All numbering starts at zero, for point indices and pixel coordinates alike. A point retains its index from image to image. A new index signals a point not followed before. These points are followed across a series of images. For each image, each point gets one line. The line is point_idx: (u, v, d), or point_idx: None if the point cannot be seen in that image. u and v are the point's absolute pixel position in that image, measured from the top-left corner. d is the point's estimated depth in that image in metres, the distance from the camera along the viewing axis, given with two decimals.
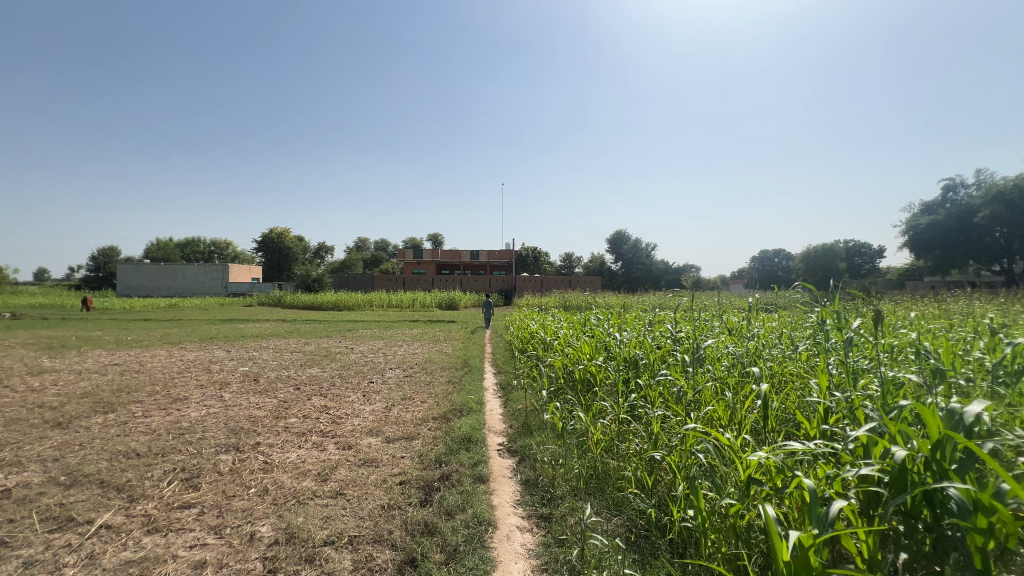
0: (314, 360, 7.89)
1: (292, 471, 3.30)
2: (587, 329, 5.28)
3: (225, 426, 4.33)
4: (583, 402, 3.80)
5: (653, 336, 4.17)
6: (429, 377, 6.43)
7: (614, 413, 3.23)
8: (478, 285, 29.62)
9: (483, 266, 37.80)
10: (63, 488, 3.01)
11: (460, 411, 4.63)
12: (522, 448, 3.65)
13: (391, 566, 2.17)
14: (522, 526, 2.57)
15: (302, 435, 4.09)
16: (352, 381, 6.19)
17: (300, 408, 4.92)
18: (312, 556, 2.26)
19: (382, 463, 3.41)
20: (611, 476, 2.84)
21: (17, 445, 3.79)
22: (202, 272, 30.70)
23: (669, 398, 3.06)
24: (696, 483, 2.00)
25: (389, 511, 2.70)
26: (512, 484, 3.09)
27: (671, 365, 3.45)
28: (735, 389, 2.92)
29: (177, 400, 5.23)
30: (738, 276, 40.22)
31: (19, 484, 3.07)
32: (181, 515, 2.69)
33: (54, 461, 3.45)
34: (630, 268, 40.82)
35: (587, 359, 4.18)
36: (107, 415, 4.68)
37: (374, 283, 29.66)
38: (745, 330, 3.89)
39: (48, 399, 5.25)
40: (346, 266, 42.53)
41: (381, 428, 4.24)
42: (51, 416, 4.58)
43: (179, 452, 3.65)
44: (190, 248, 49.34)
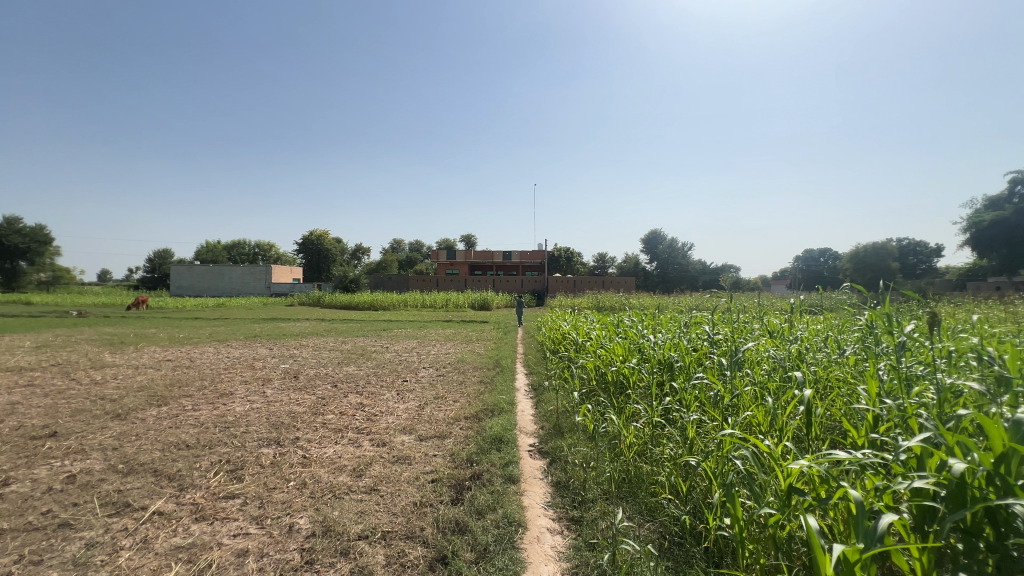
0: (351, 358, 8.11)
1: (329, 466, 3.40)
2: (620, 331, 5.20)
3: (267, 421, 4.52)
4: (616, 404, 3.74)
5: (689, 338, 4.07)
6: (462, 376, 6.51)
7: (647, 417, 3.16)
8: (511, 286, 29.76)
9: (516, 267, 37.88)
10: (121, 475, 3.21)
11: (491, 411, 4.66)
12: (554, 449, 3.63)
13: (422, 563, 2.20)
14: (553, 528, 2.55)
15: (339, 431, 4.21)
16: (386, 380, 6.33)
17: (337, 405, 5.07)
18: (347, 550, 2.32)
19: (415, 461, 3.46)
20: (644, 481, 2.79)
21: (82, 434, 4.08)
22: (247, 273, 32.09)
23: (705, 402, 2.97)
24: (733, 490, 1.93)
25: (421, 508, 2.74)
26: (542, 486, 3.08)
27: (707, 368, 3.35)
28: (776, 394, 2.81)
29: (224, 395, 5.49)
30: (779, 276, 38.69)
31: (82, 470, 3.29)
32: (226, 504, 2.82)
33: (113, 450, 3.69)
34: (666, 268, 40.04)
35: (620, 361, 4.11)
36: (160, 407, 4.97)
37: (408, 283, 30.22)
38: (787, 333, 3.73)
39: (108, 392, 5.62)
40: (382, 266, 43.48)
41: (414, 426, 4.31)
42: (111, 408, 4.90)
43: (225, 444, 3.83)
44: (238, 250, 52.00)
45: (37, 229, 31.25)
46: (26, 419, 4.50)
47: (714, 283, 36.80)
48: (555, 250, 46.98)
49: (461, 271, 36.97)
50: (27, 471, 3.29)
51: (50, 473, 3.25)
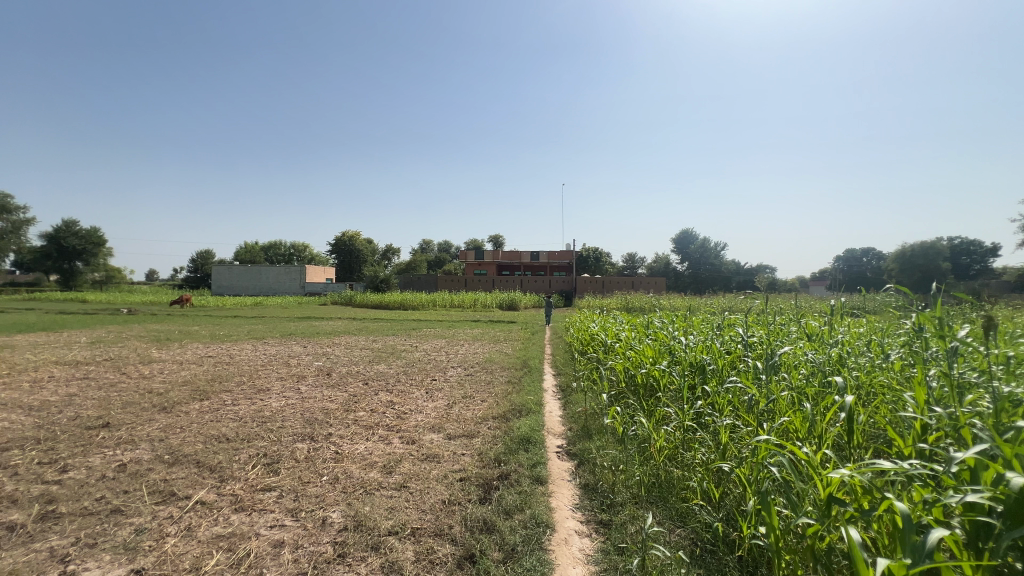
0: (382, 357, 8.28)
1: (360, 462, 3.48)
2: (650, 333, 5.11)
3: (302, 416, 4.66)
4: (645, 407, 3.68)
5: (722, 340, 3.96)
6: (489, 376, 6.54)
7: (678, 420, 3.10)
8: (539, 286, 29.70)
9: (544, 267, 37.81)
10: (167, 465, 3.37)
11: (519, 412, 4.66)
12: (582, 452, 3.60)
13: (451, 561, 2.22)
14: (581, 530, 2.53)
15: (370, 428, 4.30)
16: (415, 379, 6.42)
17: (368, 403, 5.18)
18: (377, 545, 2.37)
19: (444, 459, 3.50)
20: (675, 486, 2.74)
21: (132, 425, 4.31)
22: (283, 272, 33.13)
23: (739, 407, 2.89)
24: (769, 498, 1.86)
25: (449, 506, 2.77)
26: (570, 488, 3.06)
27: (741, 371, 3.26)
28: (814, 400, 2.70)
29: (261, 391, 5.70)
30: (818, 277, 37.21)
31: (132, 460, 3.48)
32: (263, 496, 2.92)
33: (160, 441, 3.88)
34: (698, 268, 39.11)
35: (650, 363, 4.04)
36: (202, 401, 5.20)
37: (437, 283, 30.57)
38: (827, 337, 3.58)
39: (155, 385, 5.91)
40: (412, 266, 44.12)
41: (443, 424, 4.36)
42: (158, 401, 5.15)
43: (262, 438, 3.97)
44: (275, 250, 53.91)
45: (92, 231, 33.19)
46: (82, 410, 4.79)
47: (748, 283, 35.70)
48: (583, 250, 46.61)
49: (489, 271, 37.17)
50: (82, 459, 3.50)
51: (103, 461, 3.45)
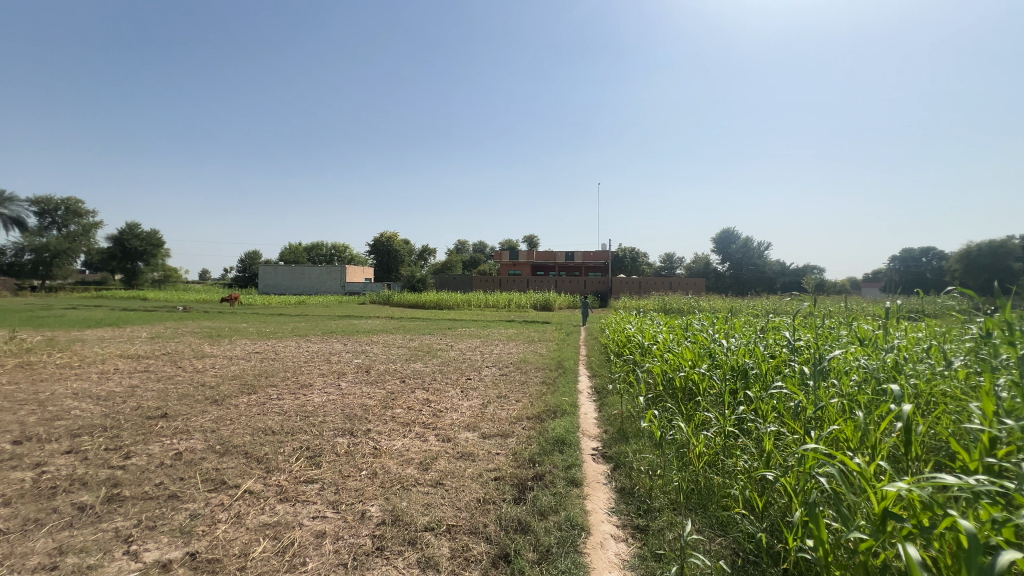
0: (418, 355, 8.44)
1: (398, 458, 3.56)
2: (689, 335, 4.97)
3: (342, 412, 4.81)
4: (684, 411, 3.59)
5: (766, 344, 3.81)
6: (524, 376, 6.54)
7: (718, 426, 3.00)
8: (574, 287, 29.45)
9: (579, 267, 37.48)
10: (218, 455, 3.56)
11: (554, 413, 4.64)
12: (618, 455, 3.55)
13: (486, 559, 2.24)
14: (617, 534, 2.50)
15: (407, 425, 4.39)
16: (450, 377, 6.50)
17: (405, 400, 5.29)
18: (414, 540, 2.42)
19: (479, 458, 3.53)
20: (715, 493, 2.66)
21: (187, 416, 4.58)
22: (325, 272, 34.27)
23: (784, 413, 2.77)
24: (816, 511, 1.78)
25: (484, 505, 2.79)
26: (606, 491, 3.02)
27: (786, 377, 3.12)
28: (867, 409, 2.56)
29: (304, 386, 5.93)
30: (872, 277, 35.15)
31: (187, 449, 3.69)
32: (306, 488, 3.04)
33: (212, 432, 4.10)
34: (739, 268, 37.76)
35: (689, 366, 3.93)
36: (250, 395, 5.46)
37: (472, 283, 30.83)
38: (881, 341, 3.38)
39: (207, 379, 6.25)
40: (448, 266, 44.67)
41: (478, 423, 4.40)
42: (210, 394, 5.45)
43: (305, 432, 4.13)
44: (317, 250, 55.88)
45: (150, 235, 35.30)
46: (143, 401, 5.12)
47: (794, 285, 34.14)
48: (619, 250, 45.88)
49: (523, 271, 37.20)
50: (143, 446, 3.74)
51: (161, 449, 3.68)
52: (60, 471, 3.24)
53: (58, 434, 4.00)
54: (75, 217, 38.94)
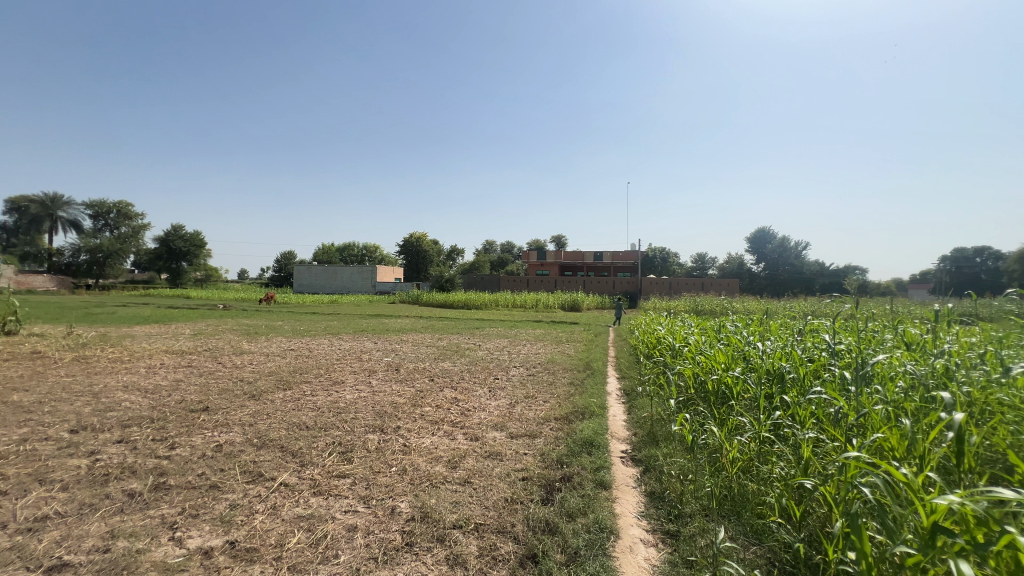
0: (447, 354, 8.53)
1: (427, 455, 3.61)
2: (722, 337, 4.84)
3: (373, 409, 4.91)
4: (716, 415, 3.50)
5: (804, 347, 3.67)
6: (552, 377, 6.52)
7: (753, 431, 2.91)
8: (602, 288, 29.14)
9: (607, 267, 37.08)
10: (256, 448, 3.69)
11: (582, 414, 4.60)
12: (647, 458, 3.50)
13: (513, 559, 2.24)
14: (647, 539, 2.46)
15: (435, 423, 4.44)
16: (478, 377, 6.54)
17: (434, 398, 5.36)
18: (442, 537, 2.44)
19: (506, 458, 3.54)
20: (749, 501, 2.59)
21: (227, 410, 4.77)
22: (356, 272, 35.09)
23: (824, 419, 2.66)
24: (859, 522, 1.70)
25: (512, 504, 2.79)
26: (635, 494, 2.98)
27: (826, 381, 3.00)
28: (914, 416, 2.43)
29: (336, 383, 6.09)
30: (919, 279, 33.37)
31: (227, 441, 3.85)
32: (339, 482, 3.12)
33: (249, 426, 4.26)
34: (775, 269, 36.56)
35: (722, 369, 3.82)
36: (286, 390, 5.65)
37: (500, 283, 30.92)
38: (929, 346, 3.20)
39: (246, 375, 6.49)
40: (476, 266, 44.93)
41: (506, 423, 4.41)
42: (248, 389, 5.67)
43: (337, 428, 4.23)
44: (349, 250, 57.27)
45: (193, 236, 36.90)
46: (187, 394, 5.36)
47: (833, 286, 32.79)
48: (649, 250, 45.14)
49: (551, 271, 37.07)
50: (187, 438, 3.92)
51: (203, 441, 3.85)
52: (112, 459, 3.43)
53: (110, 424, 4.24)
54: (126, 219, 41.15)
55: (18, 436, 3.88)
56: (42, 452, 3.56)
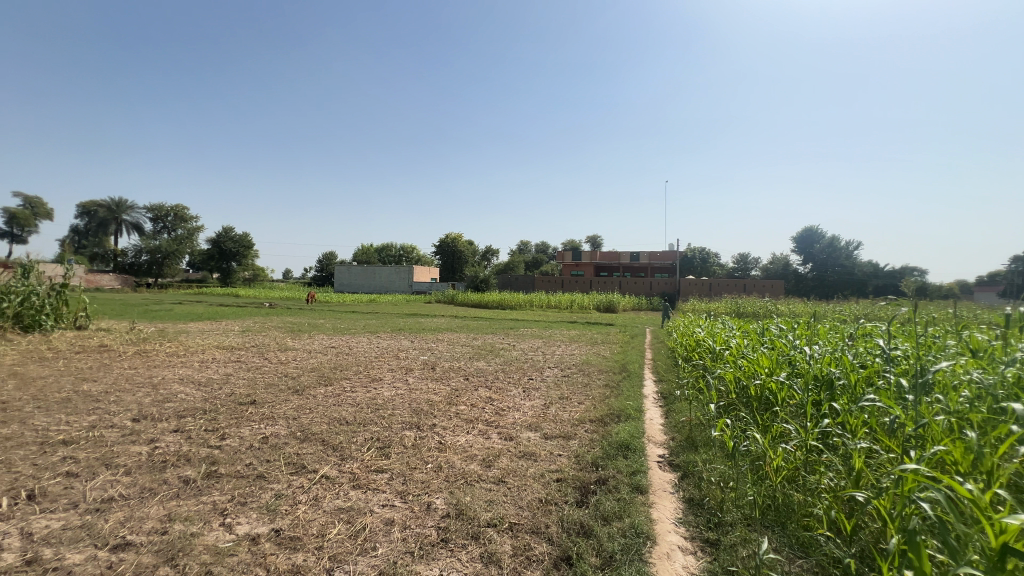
0: (482, 354, 8.60)
1: (462, 454, 3.65)
2: (766, 341, 4.64)
3: (410, 406, 5.02)
4: (759, 422, 3.38)
5: (856, 353, 3.48)
6: (587, 379, 6.45)
7: (799, 439, 2.78)
8: (639, 288, 28.60)
9: (644, 267, 36.43)
10: (299, 441, 3.84)
11: (618, 417, 4.53)
12: (686, 463, 3.41)
13: (548, 560, 2.24)
14: (686, 547, 2.39)
15: (470, 422, 4.49)
16: (513, 377, 6.56)
17: (469, 397, 5.41)
18: (477, 534, 2.47)
19: (541, 458, 3.54)
20: (795, 511, 2.48)
21: (273, 403, 5.00)
22: (394, 272, 35.94)
23: (877, 429, 2.51)
24: (916, 539, 1.60)
25: (546, 505, 2.79)
26: (673, 500, 2.91)
27: (880, 389, 2.83)
28: (980, 429, 2.26)
29: (375, 380, 6.25)
30: (987, 281, 31.00)
31: (273, 434, 4.02)
32: (377, 477, 3.20)
33: (293, 419, 4.44)
34: (823, 270, 34.87)
35: (765, 374, 3.67)
36: (327, 386, 5.86)
37: (534, 284, 30.91)
38: (999, 353, 2.97)
39: (290, 370, 6.77)
40: (510, 266, 45.07)
41: (540, 423, 4.40)
42: (292, 384, 5.91)
43: (375, 424, 4.34)
44: (387, 250, 58.64)
45: (242, 237, 38.80)
46: (236, 388, 5.64)
47: (888, 288, 30.94)
48: (688, 250, 44.04)
49: (587, 271, 36.71)
50: (236, 429, 4.12)
51: (251, 433, 4.04)
52: (169, 447, 3.65)
53: (168, 414, 4.52)
54: (182, 222, 43.75)
55: (87, 423, 4.19)
56: (107, 438, 3.82)
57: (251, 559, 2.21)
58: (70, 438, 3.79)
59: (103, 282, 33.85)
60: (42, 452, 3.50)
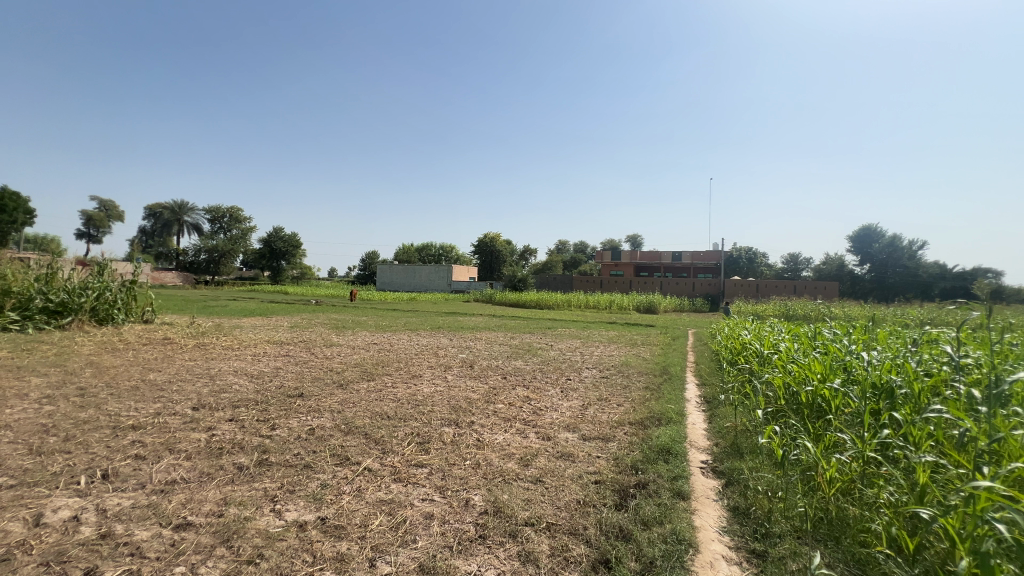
0: (519, 353, 8.63)
1: (500, 452, 3.67)
2: (819, 345, 4.41)
3: (449, 403, 5.11)
4: (811, 430, 3.22)
5: (921, 360, 3.24)
6: (626, 380, 6.34)
7: (855, 450, 2.62)
8: (680, 288, 27.82)
9: (686, 267, 35.49)
10: (343, 433, 3.99)
11: (658, 420, 4.42)
12: (731, 471, 3.29)
13: (586, 562, 2.22)
14: (730, 556, 2.31)
15: (508, 420, 4.51)
16: (550, 377, 6.53)
17: (507, 396, 5.44)
18: (515, 533, 2.48)
19: (579, 459, 3.51)
20: (850, 526, 2.36)
21: (319, 396, 5.20)
22: (433, 271, 36.62)
23: (945, 442, 2.34)
24: (991, 562, 1.49)
25: (584, 507, 2.76)
26: (716, 508, 2.81)
27: (949, 399, 2.64)
28: None
29: (415, 377, 6.39)
30: None
31: (318, 426, 4.19)
32: (417, 471, 3.27)
33: (338, 412, 4.60)
34: (883, 271, 32.81)
35: (818, 381, 3.48)
36: (369, 381, 6.04)
37: (573, 283, 30.67)
38: None
39: (334, 365, 7.02)
40: (547, 266, 44.91)
41: (578, 425, 4.37)
42: (337, 378, 6.13)
43: (415, 419, 4.44)
44: (427, 250, 59.76)
45: (291, 237, 40.61)
46: (285, 381, 5.92)
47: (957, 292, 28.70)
48: (733, 250, 42.59)
49: (626, 271, 36.04)
50: (285, 420, 4.33)
51: (299, 424, 4.22)
52: (224, 435, 3.87)
53: (224, 404, 4.80)
54: (236, 223, 46.20)
55: (153, 410, 4.51)
56: (170, 424, 4.10)
57: (298, 545, 2.32)
58: (139, 423, 4.09)
59: (167, 280, 36.34)
60: (114, 435, 3.80)
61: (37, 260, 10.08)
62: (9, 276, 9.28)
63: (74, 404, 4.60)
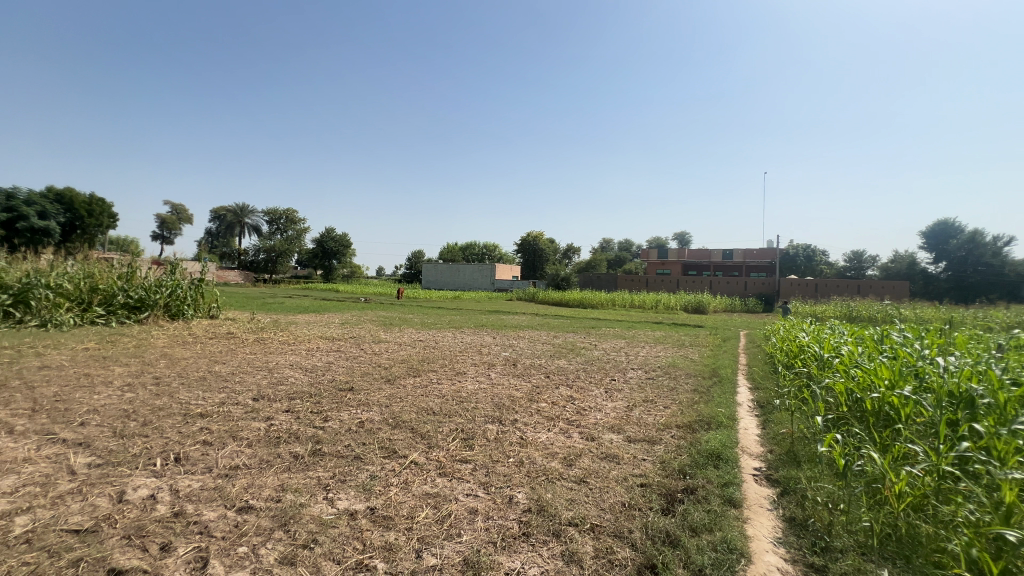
0: (563, 352, 8.58)
1: (543, 451, 3.67)
2: (886, 350, 4.10)
3: (492, 400, 5.16)
4: (878, 440, 3.00)
5: (1007, 367, 2.94)
6: (672, 382, 6.16)
7: (928, 462, 2.42)
8: (732, 288, 26.70)
9: (737, 267, 34.06)
10: (391, 427, 4.11)
11: (708, 424, 4.26)
12: (787, 479, 3.13)
13: (631, 565, 2.18)
14: (786, 570, 2.20)
15: (551, 419, 4.49)
16: (594, 376, 6.46)
17: (550, 395, 5.43)
18: (558, 532, 2.47)
19: (624, 461, 3.45)
20: (923, 545, 2.19)
21: (368, 390, 5.40)
22: (476, 271, 37.07)
23: None
24: None
25: (629, 509, 2.71)
26: (770, 517, 2.68)
27: None
28: None
29: (459, 373, 6.51)
30: None
31: (367, 419, 4.34)
32: (461, 466, 3.33)
33: (386, 407, 4.76)
34: (960, 270, 30.22)
35: (885, 387, 3.23)
36: (415, 377, 6.19)
37: (618, 283, 30.11)
38: None
39: (382, 361, 7.25)
40: (591, 266, 44.18)
41: (623, 426, 4.28)
42: (384, 373, 6.34)
43: (460, 416, 4.51)
44: (471, 250, 60.49)
45: (342, 237, 42.21)
46: (337, 375, 6.17)
47: None
48: (789, 249, 40.46)
49: (674, 270, 34.95)
50: (337, 412, 4.51)
51: (349, 417, 4.39)
52: (281, 425, 4.09)
53: (281, 395, 5.08)
54: (292, 224, 48.44)
55: (219, 399, 4.83)
56: (233, 414, 4.37)
57: (349, 532, 2.41)
58: (206, 411, 4.39)
59: (230, 279, 38.80)
60: (185, 421, 4.09)
61: (120, 260, 11.01)
62: (96, 275, 10.21)
63: (150, 392, 5.00)
